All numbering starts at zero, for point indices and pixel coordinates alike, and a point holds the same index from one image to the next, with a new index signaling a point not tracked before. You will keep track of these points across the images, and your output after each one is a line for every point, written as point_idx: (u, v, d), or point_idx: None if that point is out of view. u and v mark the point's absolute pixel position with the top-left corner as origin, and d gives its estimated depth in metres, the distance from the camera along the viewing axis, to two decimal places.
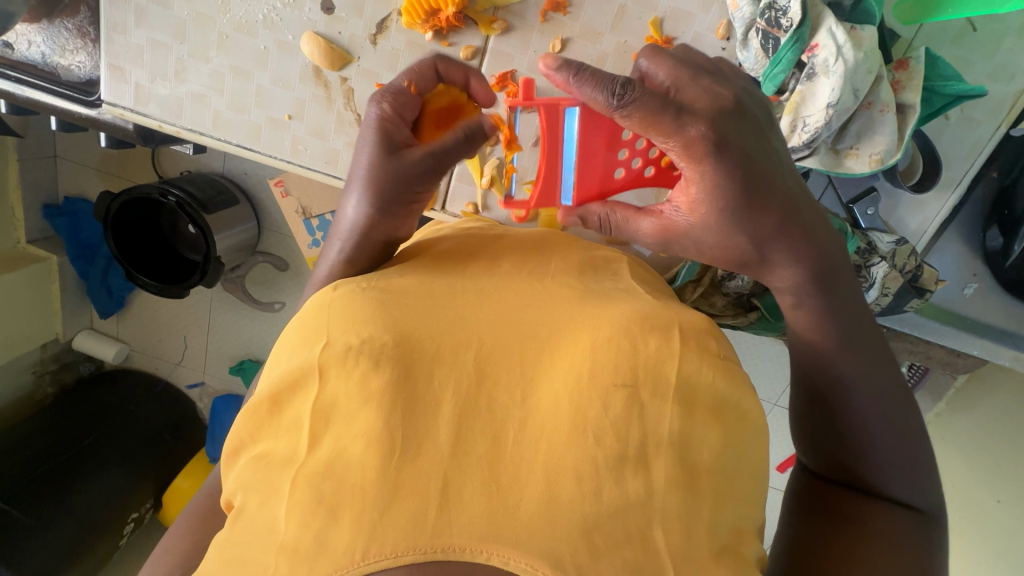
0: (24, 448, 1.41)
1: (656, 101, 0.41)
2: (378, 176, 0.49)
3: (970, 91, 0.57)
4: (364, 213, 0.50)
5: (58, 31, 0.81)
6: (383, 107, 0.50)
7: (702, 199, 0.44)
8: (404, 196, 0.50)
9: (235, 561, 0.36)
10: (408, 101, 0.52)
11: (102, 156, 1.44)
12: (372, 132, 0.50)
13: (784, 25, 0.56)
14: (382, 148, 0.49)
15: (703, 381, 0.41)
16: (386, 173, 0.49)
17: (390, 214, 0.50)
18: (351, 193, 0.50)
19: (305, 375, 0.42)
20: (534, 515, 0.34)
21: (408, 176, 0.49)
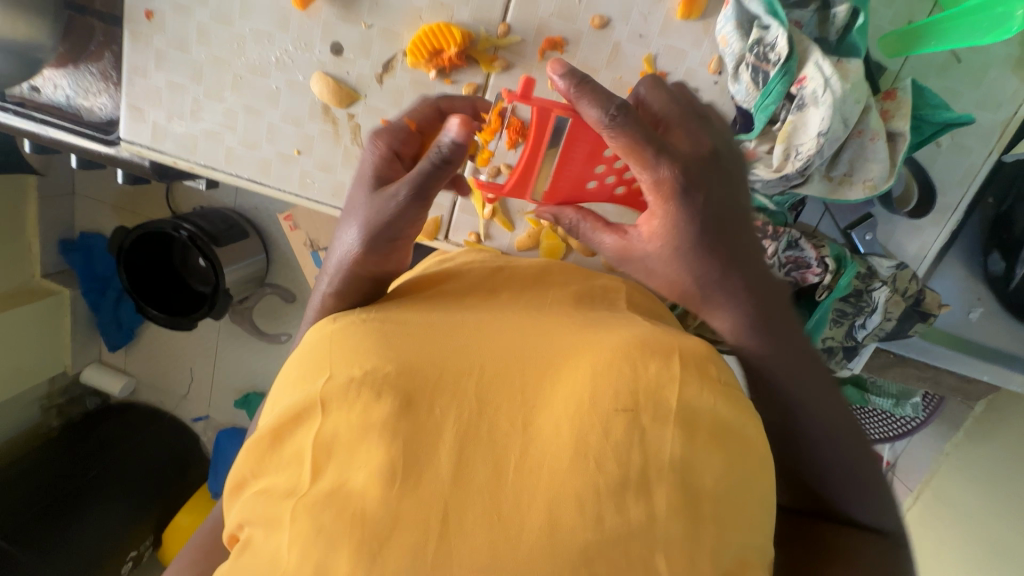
0: (26, 480, 1.40)
1: (642, 133, 0.45)
2: (362, 210, 0.51)
3: (957, 119, 0.60)
4: (350, 246, 0.52)
5: (83, 75, 0.86)
6: (377, 142, 0.54)
7: (673, 233, 0.48)
8: (386, 233, 0.51)
9: None
10: (405, 138, 0.55)
11: (118, 192, 1.48)
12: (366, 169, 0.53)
13: (772, 59, 0.58)
14: (372, 184, 0.52)
15: (703, 406, 0.40)
16: (369, 208, 0.51)
17: (371, 250, 0.51)
18: (341, 228, 0.53)
19: (307, 409, 0.42)
20: (535, 545, 0.35)
21: (385, 210, 0.50)
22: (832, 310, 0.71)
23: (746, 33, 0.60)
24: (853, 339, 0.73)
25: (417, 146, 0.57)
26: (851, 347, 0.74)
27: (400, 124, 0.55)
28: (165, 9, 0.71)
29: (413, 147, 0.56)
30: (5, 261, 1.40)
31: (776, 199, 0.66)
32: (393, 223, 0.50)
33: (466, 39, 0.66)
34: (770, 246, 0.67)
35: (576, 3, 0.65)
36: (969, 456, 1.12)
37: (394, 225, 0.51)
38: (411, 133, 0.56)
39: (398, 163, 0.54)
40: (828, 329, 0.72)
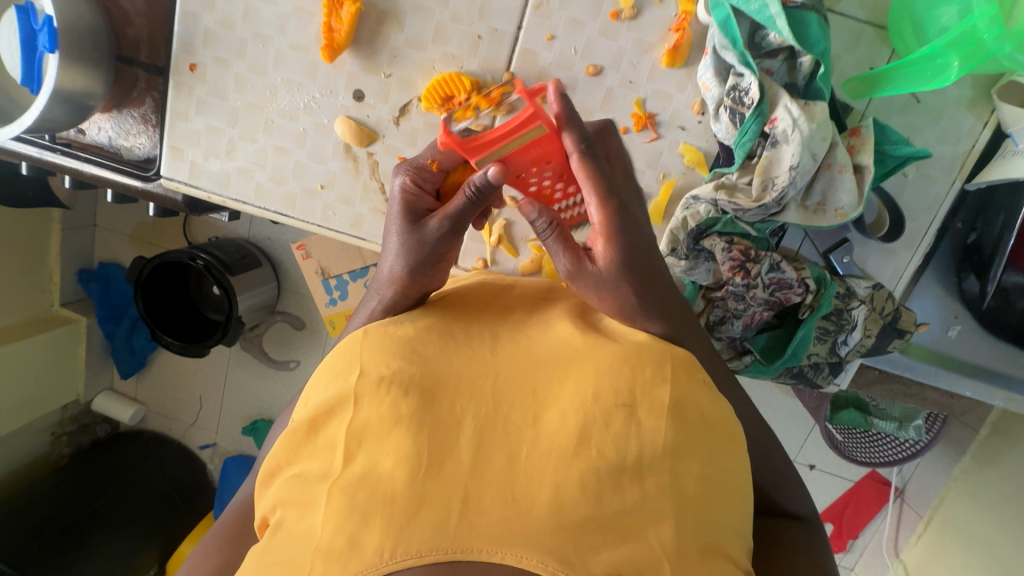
0: (38, 508, 1.45)
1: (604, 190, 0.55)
2: (402, 239, 0.58)
3: (916, 153, 0.66)
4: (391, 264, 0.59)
5: (126, 119, 0.94)
6: (407, 181, 0.59)
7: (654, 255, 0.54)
8: (430, 256, 0.58)
9: (280, 561, 0.42)
10: (429, 176, 0.60)
11: (138, 224, 1.57)
12: (399, 206, 0.59)
13: (747, 102, 0.65)
14: (406, 216, 0.59)
15: (692, 402, 0.48)
16: (410, 236, 0.58)
17: (417, 271, 0.58)
18: (384, 253, 0.60)
19: (341, 404, 0.48)
20: (544, 518, 0.40)
21: (427, 238, 0.57)
22: (816, 327, 0.76)
23: (724, 80, 0.68)
24: (837, 355, 0.78)
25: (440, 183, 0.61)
26: (836, 362, 0.79)
27: (424, 163, 0.59)
28: (207, 61, 0.79)
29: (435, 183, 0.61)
30: (28, 290, 1.47)
31: (757, 226, 0.72)
32: (437, 248, 0.57)
33: (476, 86, 0.75)
34: (753, 268, 0.72)
35: (572, 53, 0.73)
36: (983, 479, 1.23)
37: (437, 249, 0.57)
38: (435, 172, 0.61)
39: (426, 197, 0.60)
40: (812, 346, 0.77)
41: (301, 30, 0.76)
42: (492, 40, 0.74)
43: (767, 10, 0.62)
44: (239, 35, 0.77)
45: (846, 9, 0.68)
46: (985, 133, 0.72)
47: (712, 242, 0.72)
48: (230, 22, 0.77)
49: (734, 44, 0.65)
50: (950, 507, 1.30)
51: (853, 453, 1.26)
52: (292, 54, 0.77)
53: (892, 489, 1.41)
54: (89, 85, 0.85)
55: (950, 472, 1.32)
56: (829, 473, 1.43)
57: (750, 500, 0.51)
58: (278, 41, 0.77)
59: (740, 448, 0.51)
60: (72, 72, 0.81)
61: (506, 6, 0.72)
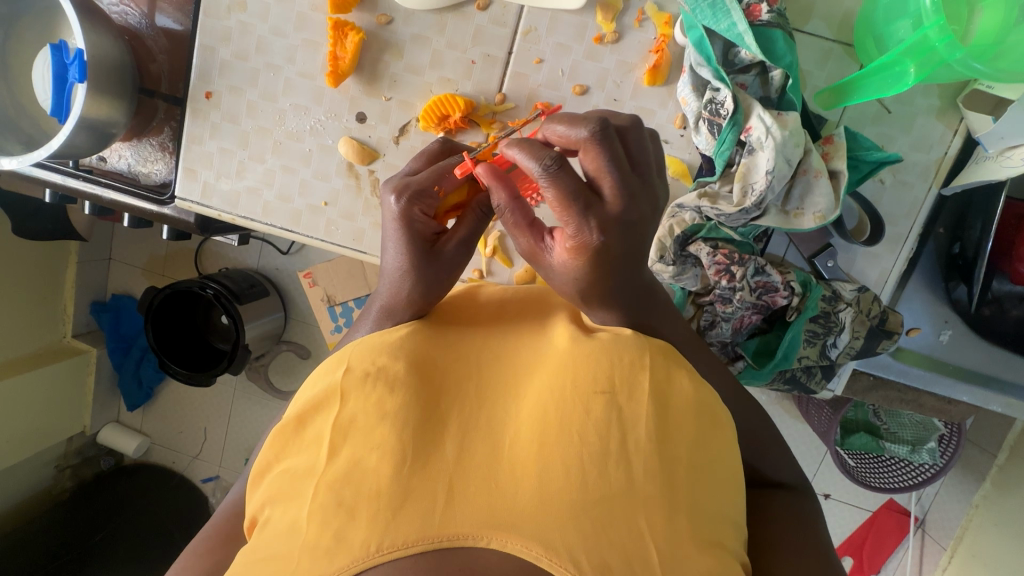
0: (36, 544, 1.49)
1: (573, 189, 0.48)
2: (413, 265, 0.57)
3: (887, 158, 0.70)
4: (395, 287, 0.58)
5: (144, 146, 1.00)
6: (411, 208, 0.56)
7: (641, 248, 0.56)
8: (447, 277, 0.58)
9: (264, 559, 0.43)
10: (429, 202, 0.57)
11: (151, 256, 1.63)
12: (403, 234, 0.56)
13: (723, 113, 0.69)
14: (414, 244, 0.57)
15: (674, 388, 0.50)
16: (422, 261, 0.57)
17: (430, 291, 0.57)
18: (385, 280, 0.59)
19: (328, 398, 0.50)
20: (528, 505, 0.42)
21: (444, 263, 0.58)
22: (804, 330, 0.77)
23: (701, 94, 0.72)
24: (828, 358, 0.79)
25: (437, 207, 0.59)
26: (827, 366, 0.80)
27: (426, 189, 0.56)
28: (221, 89, 0.85)
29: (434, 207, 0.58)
30: (41, 321, 1.51)
31: (741, 231, 0.75)
32: (454, 269, 0.58)
33: (470, 106, 0.80)
34: (739, 271, 0.74)
35: (560, 75, 0.78)
36: (1006, 504, 1.21)
37: (452, 270, 0.58)
38: (435, 197, 0.58)
39: (428, 223, 0.58)
40: (802, 349, 0.78)
41: (309, 59, 0.83)
42: (485, 64, 0.79)
43: (736, 28, 0.67)
44: (252, 65, 0.84)
45: (814, 29, 0.74)
46: (956, 140, 0.75)
47: (697, 247, 0.74)
48: (244, 54, 0.84)
49: (708, 61, 0.70)
50: (974, 537, 1.26)
51: (867, 479, 1.22)
52: (300, 80, 0.83)
53: (913, 520, 1.36)
54: (112, 114, 0.91)
55: (972, 500, 1.29)
56: (845, 503, 1.40)
57: (742, 490, 0.52)
58: (287, 70, 0.83)
59: (729, 434, 0.52)
60: (97, 101, 0.87)
61: (498, 34, 0.78)
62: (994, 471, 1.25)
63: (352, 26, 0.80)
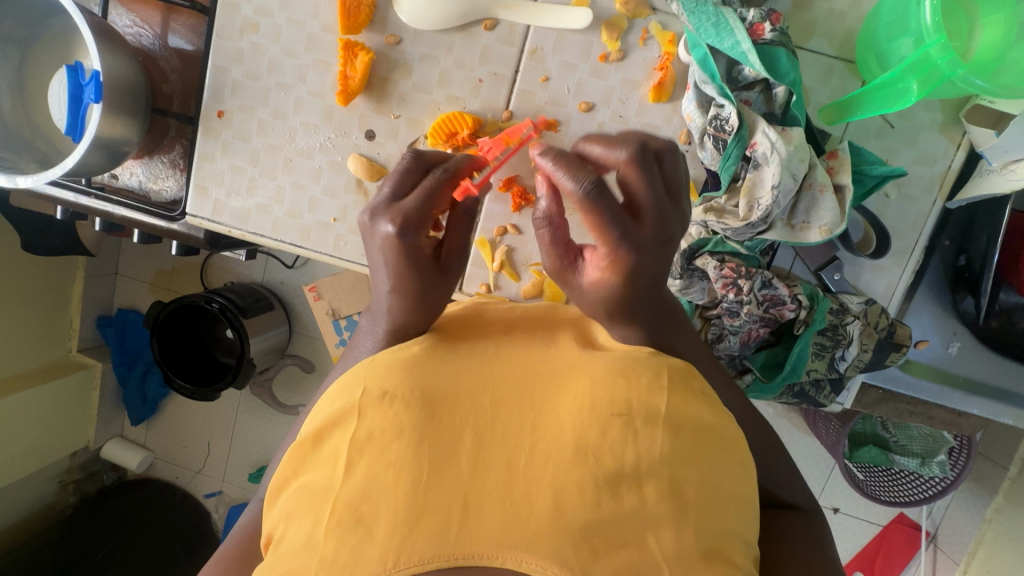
0: (32, 565, 1.46)
1: (608, 214, 0.48)
2: (411, 277, 0.58)
3: (892, 172, 0.71)
4: (393, 304, 0.60)
5: (156, 164, 1.02)
6: (409, 232, 0.57)
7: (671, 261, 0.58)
8: (447, 289, 0.61)
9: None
10: (422, 221, 0.57)
11: (157, 272, 1.65)
12: (399, 253, 0.57)
13: (728, 129, 0.70)
14: (414, 260, 0.58)
15: (686, 408, 0.50)
16: (422, 277, 0.58)
17: (428, 306, 0.59)
18: (382, 294, 0.60)
19: (344, 417, 0.50)
20: (543, 523, 0.42)
21: (445, 275, 0.60)
22: (812, 343, 0.77)
23: (706, 111, 0.73)
24: (836, 370, 0.79)
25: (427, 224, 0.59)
26: (836, 379, 0.80)
27: (419, 208, 0.57)
28: (233, 108, 0.87)
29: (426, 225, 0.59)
30: (47, 336, 1.52)
31: (747, 245, 0.76)
32: (454, 279, 0.61)
33: (477, 123, 0.81)
34: (746, 285, 0.74)
35: (566, 92, 0.79)
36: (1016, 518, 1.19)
37: (452, 281, 0.61)
38: (426, 215, 0.58)
39: (422, 241, 0.58)
40: (811, 362, 0.78)
41: (319, 79, 0.84)
42: (492, 82, 0.81)
43: (739, 46, 0.68)
44: (264, 84, 0.85)
45: (816, 46, 0.75)
46: (959, 154, 0.76)
47: (704, 261, 0.75)
48: (256, 73, 0.85)
49: (713, 79, 0.71)
50: (986, 552, 1.21)
51: (876, 492, 1.21)
52: (311, 99, 0.85)
53: (924, 534, 1.35)
54: (125, 132, 0.92)
55: (984, 514, 1.26)
56: (854, 517, 1.39)
57: (751, 505, 0.52)
58: (298, 89, 0.85)
59: (741, 453, 0.52)
60: (111, 119, 0.89)
61: (505, 53, 0.80)
62: (1004, 485, 1.23)
63: (362, 46, 0.82)
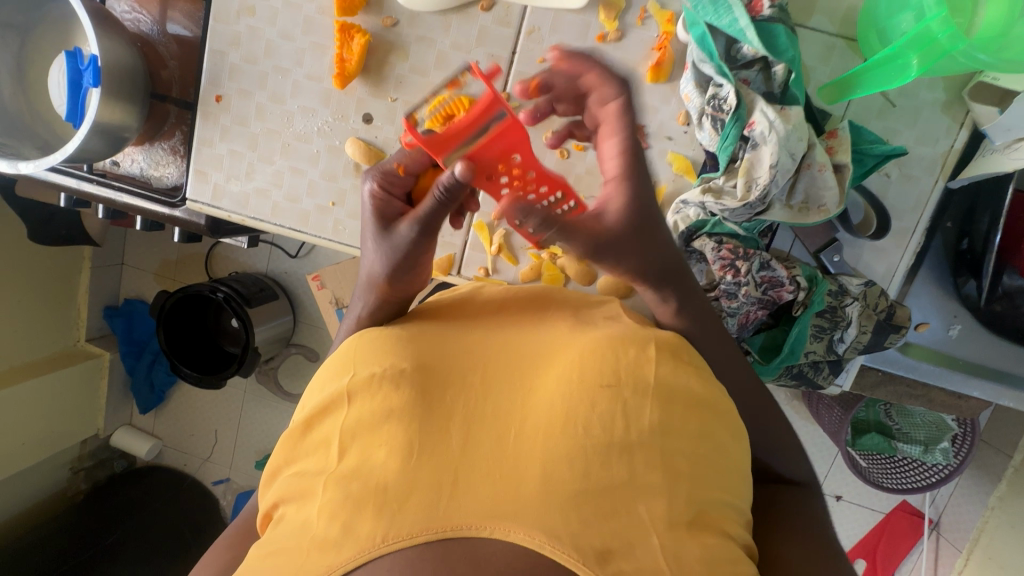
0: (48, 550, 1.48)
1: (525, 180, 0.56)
2: (379, 244, 0.59)
3: (892, 151, 0.70)
4: (373, 275, 0.61)
5: (156, 150, 1.02)
6: (376, 187, 0.59)
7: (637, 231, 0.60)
8: (407, 262, 0.59)
9: (275, 552, 0.45)
10: (396, 179, 0.59)
11: (162, 262, 1.66)
12: (369, 210, 0.59)
13: (726, 108, 0.69)
14: (378, 224, 0.59)
15: (677, 381, 0.51)
16: (387, 245, 0.59)
17: (395, 276, 0.60)
18: (365, 256, 0.62)
19: (335, 400, 0.51)
20: (532, 496, 0.42)
21: (401, 245, 0.58)
22: (811, 325, 0.77)
23: (704, 91, 0.72)
24: (835, 353, 0.79)
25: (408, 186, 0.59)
26: (834, 361, 0.80)
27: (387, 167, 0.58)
28: (231, 92, 0.87)
29: (405, 186, 0.59)
30: (54, 325, 1.54)
31: (745, 226, 0.76)
32: (411, 254, 0.58)
33: None
34: (743, 266, 0.74)
35: None
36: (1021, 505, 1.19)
37: (412, 254, 0.59)
38: (402, 176, 0.59)
39: (395, 202, 0.59)
40: (809, 344, 0.78)
41: (316, 62, 0.84)
42: (489, 64, 0.80)
43: (737, 23, 0.67)
44: (261, 68, 0.85)
45: (816, 24, 0.74)
46: (962, 133, 0.74)
47: (702, 242, 0.75)
48: (253, 58, 0.85)
49: (711, 58, 0.70)
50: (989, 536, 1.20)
51: (880, 480, 1.21)
52: (307, 83, 0.85)
53: (927, 522, 1.35)
54: (125, 118, 0.92)
55: (988, 502, 1.27)
56: (858, 505, 1.40)
57: (746, 478, 0.53)
58: (295, 73, 0.85)
59: (733, 426, 0.53)
60: (111, 105, 0.89)
61: (502, 34, 0.79)
62: (1009, 472, 1.23)
63: (358, 28, 0.81)
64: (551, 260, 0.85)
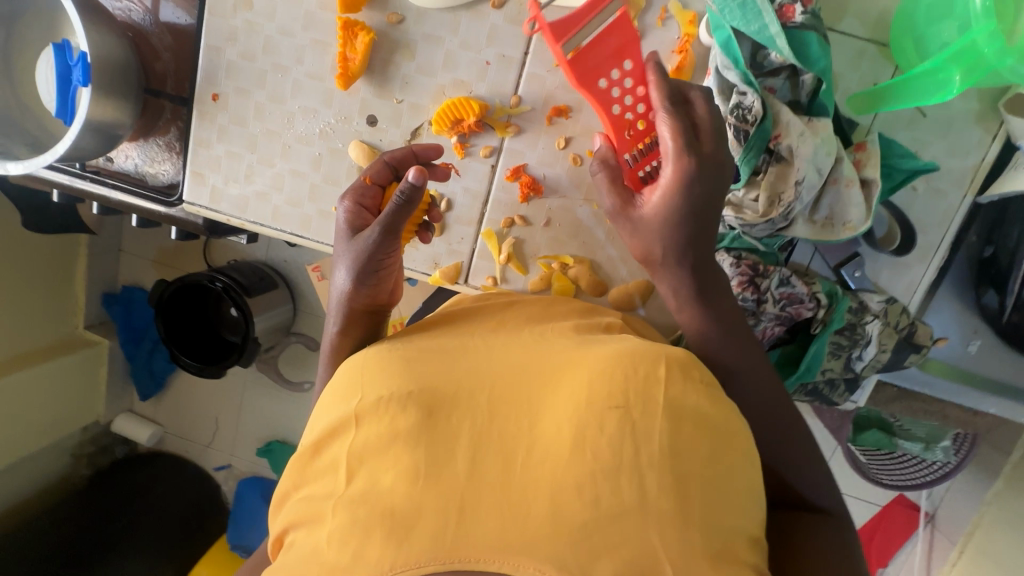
0: (59, 529, 1.47)
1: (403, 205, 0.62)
2: (347, 251, 0.67)
3: (922, 167, 0.67)
4: (344, 287, 0.67)
5: (151, 146, 0.97)
6: (350, 202, 0.69)
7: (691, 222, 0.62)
8: (370, 266, 0.65)
9: None
10: (366, 192, 0.70)
11: (161, 249, 1.62)
12: (342, 223, 0.69)
13: (750, 119, 0.65)
14: (348, 234, 0.68)
15: (689, 402, 0.47)
16: (352, 252, 0.66)
17: (359, 281, 0.66)
18: (337, 272, 0.68)
19: (343, 424, 0.50)
20: (538, 526, 0.40)
21: (365, 248, 0.64)
22: (829, 343, 0.75)
23: (727, 98, 0.67)
24: (852, 370, 0.76)
25: (376, 195, 0.71)
26: (851, 379, 0.78)
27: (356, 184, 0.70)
28: (228, 91, 0.83)
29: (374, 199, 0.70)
30: (52, 314, 1.51)
31: (765, 241, 0.73)
32: (376, 256, 0.65)
33: (483, 109, 0.77)
34: (763, 283, 0.72)
35: None
36: None
37: (376, 258, 0.65)
38: (370, 188, 0.70)
39: (364, 213, 0.69)
40: (826, 362, 0.76)
41: (317, 60, 0.80)
42: (500, 65, 0.76)
43: (767, 30, 0.63)
44: (260, 66, 0.81)
45: (847, 28, 0.70)
46: (994, 145, 0.71)
47: (721, 257, 0.73)
48: (251, 54, 0.81)
49: (736, 64, 0.66)
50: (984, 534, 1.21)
51: (878, 477, 1.23)
52: (309, 82, 0.81)
53: (922, 514, 1.36)
54: (118, 115, 0.88)
55: (984, 497, 1.24)
56: (855, 497, 1.41)
57: (761, 499, 0.49)
58: (295, 71, 0.81)
59: (747, 446, 0.49)
60: (103, 102, 0.85)
61: (514, 33, 0.75)
62: None
63: (362, 25, 0.77)
64: (562, 270, 0.81)
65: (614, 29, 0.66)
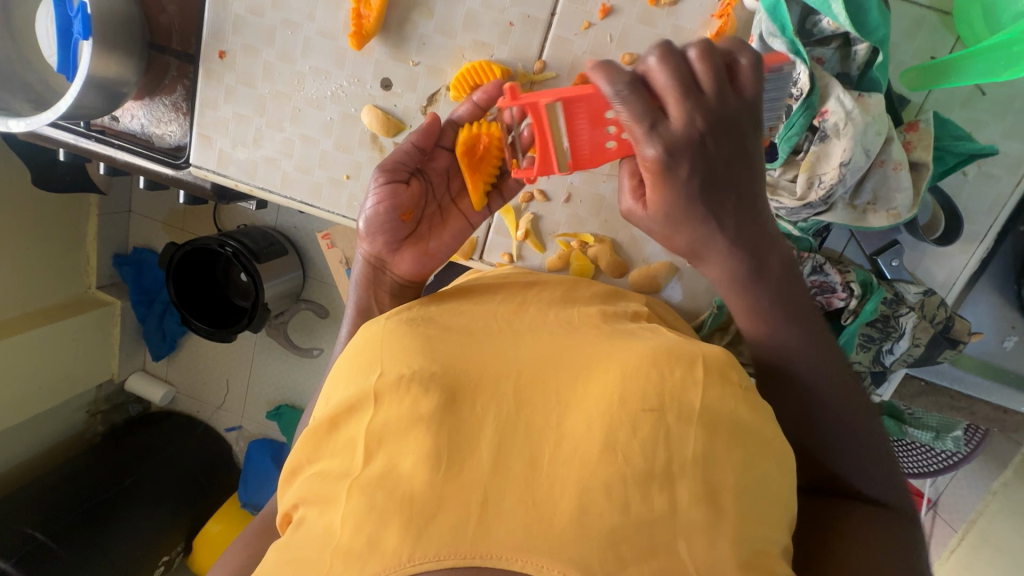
0: (71, 484, 1.46)
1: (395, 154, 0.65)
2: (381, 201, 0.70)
3: (978, 150, 0.62)
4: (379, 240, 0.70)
5: (157, 106, 0.92)
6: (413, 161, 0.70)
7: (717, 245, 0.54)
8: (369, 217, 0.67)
9: (292, 560, 0.42)
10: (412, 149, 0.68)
11: (170, 211, 1.59)
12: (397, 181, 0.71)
13: (795, 93, 0.61)
14: None
15: (725, 407, 0.45)
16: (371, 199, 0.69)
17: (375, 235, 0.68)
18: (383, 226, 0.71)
19: (361, 402, 0.48)
20: (565, 529, 0.38)
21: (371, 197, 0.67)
22: (860, 335, 0.71)
23: None
24: (880, 364, 0.73)
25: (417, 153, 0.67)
26: (879, 372, 0.75)
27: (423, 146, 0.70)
28: (236, 48, 0.78)
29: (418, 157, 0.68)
30: (63, 273, 1.50)
31: (800, 226, 0.69)
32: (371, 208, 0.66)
33: (505, 74, 0.71)
34: None
35: (608, 41, 0.70)
36: None
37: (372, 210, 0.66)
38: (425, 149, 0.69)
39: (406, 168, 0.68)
40: (856, 354, 0.71)
41: (329, 17, 0.75)
42: (524, 26, 0.71)
43: None
44: (269, 22, 0.76)
45: None
46: None
47: None
48: (260, 10, 0.76)
49: (783, 32, 0.60)
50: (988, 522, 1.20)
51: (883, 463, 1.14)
52: (320, 40, 0.76)
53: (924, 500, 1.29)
54: (121, 72, 0.84)
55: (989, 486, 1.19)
56: None
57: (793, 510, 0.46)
58: (306, 28, 0.76)
59: (782, 457, 0.46)
60: (105, 57, 0.80)
61: None
62: None
63: None
64: (581, 249, 0.78)
65: (572, 110, 0.55)
